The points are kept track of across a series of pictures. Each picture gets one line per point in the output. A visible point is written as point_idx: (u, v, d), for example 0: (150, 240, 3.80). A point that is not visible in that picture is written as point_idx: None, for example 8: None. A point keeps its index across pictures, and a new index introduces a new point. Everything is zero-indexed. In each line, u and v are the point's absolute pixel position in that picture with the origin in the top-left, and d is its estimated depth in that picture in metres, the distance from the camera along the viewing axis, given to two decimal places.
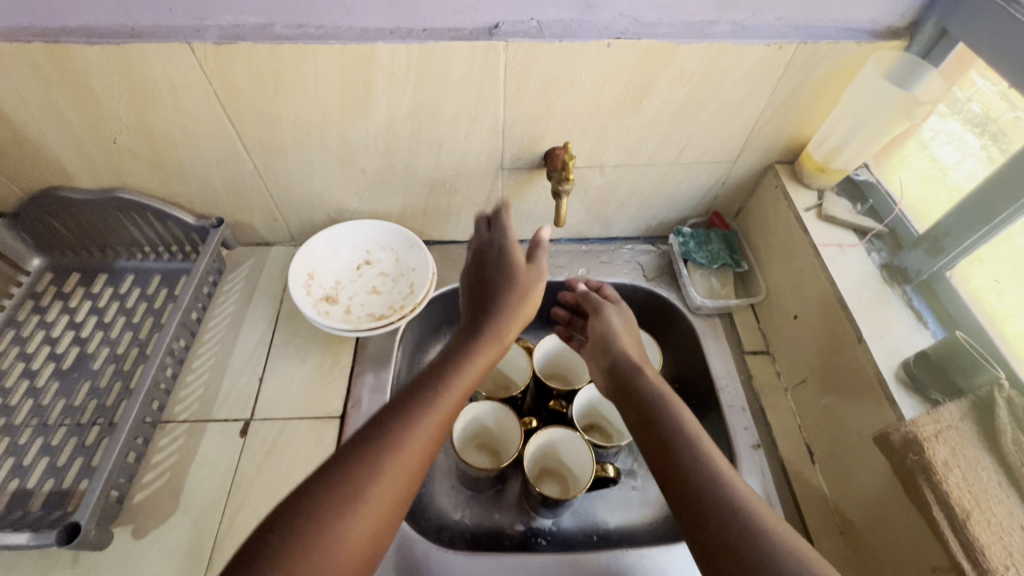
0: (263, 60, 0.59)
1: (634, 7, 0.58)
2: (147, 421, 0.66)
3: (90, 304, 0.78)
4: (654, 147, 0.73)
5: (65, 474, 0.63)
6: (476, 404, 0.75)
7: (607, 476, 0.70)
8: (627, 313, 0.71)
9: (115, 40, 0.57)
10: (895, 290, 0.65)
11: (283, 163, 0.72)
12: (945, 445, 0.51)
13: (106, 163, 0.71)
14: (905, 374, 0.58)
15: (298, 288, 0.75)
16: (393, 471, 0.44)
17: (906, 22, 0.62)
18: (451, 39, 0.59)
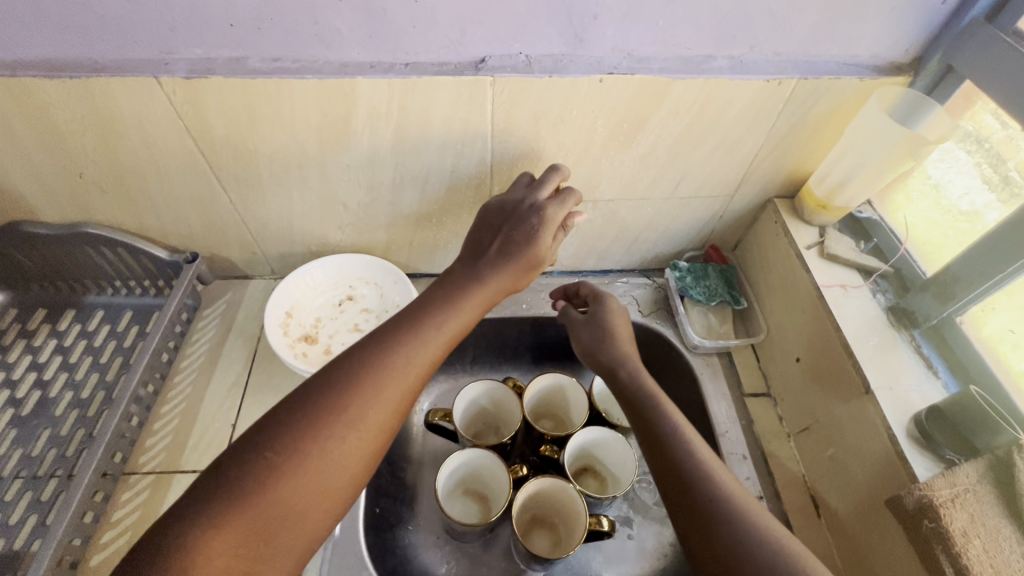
0: (236, 94, 0.56)
1: (627, 42, 0.56)
2: (108, 475, 0.61)
3: (55, 342, 0.74)
4: (649, 182, 0.70)
5: (16, 534, 0.58)
6: (461, 451, 0.71)
7: (601, 530, 0.65)
8: (610, 313, 0.66)
9: (77, 74, 0.53)
10: (903, 335, 0.62)
11: (260, 197, 0.68)
12: (963, 512, 0.47)
13: (72, 197, 0.67)
14: (917, 430, 0.54)
15: (276, 328, 0.72)
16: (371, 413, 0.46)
17: (910, 58, 0.60)
18: (435, 73, 0.56)
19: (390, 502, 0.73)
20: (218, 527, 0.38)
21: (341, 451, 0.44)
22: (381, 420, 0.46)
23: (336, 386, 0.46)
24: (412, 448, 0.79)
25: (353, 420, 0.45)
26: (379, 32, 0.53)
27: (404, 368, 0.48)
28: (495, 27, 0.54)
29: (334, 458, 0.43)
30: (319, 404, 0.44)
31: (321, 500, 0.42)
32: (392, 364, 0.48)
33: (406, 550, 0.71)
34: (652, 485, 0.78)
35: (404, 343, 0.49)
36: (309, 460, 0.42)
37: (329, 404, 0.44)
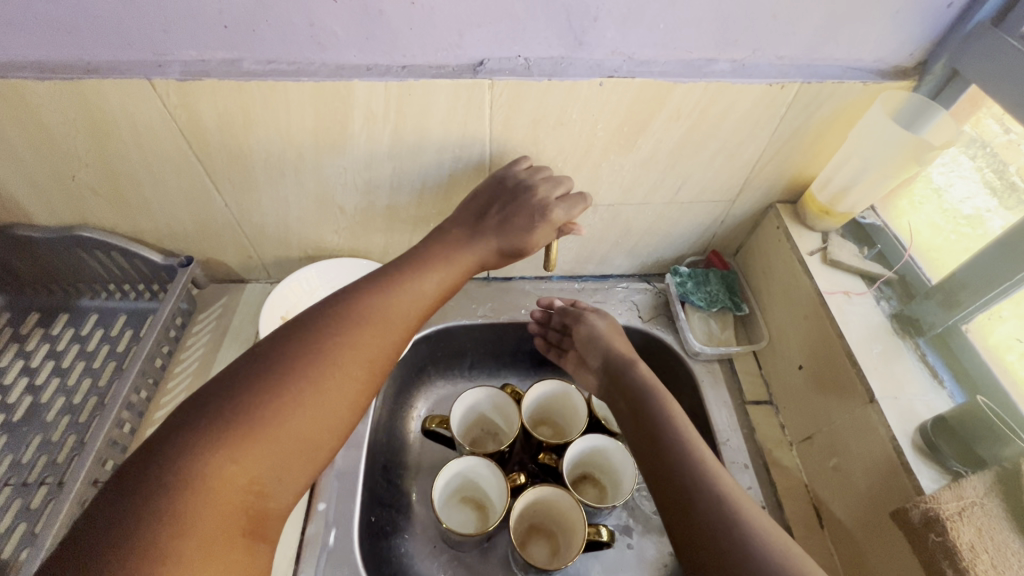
0: (230, 97, 0.55)
1: (627, 44, 0.55)
2: (99, 482, 0.60)
3: (48, 347, 0.73)
4: (649, 187, 0.69)
5: (4, 543, 0.57)
6: (459, 459, 0.70)
7: (600, 540, 0.64)
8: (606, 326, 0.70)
9: (69, 76, 0.53)
10: (908, 343, 0.61)
11: (255, 201, 0.67)
12: (970, 525, 0.46)
13: (65, 200, 0.66)
14: (923, 439, 0.53)
15: (271, 333, 0.71)
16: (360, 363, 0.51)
17: (915, 61, 0.59)
18: (432, 76, 0.55)
19: (386, 510, 0.72)
20: (226, 457, 0.42)
21: (327, 393, 0.48)
22: (367, 368, 0.52)
23: (320, 335, 0.50)
24: (408, 455, 0.78)
25: (339, 365, 0.49)
26: (375, 35, 0.52)
27: (382, 321, 0.53)
28: (493, 29, 0.53)
29: (324, 397, 0.48)
30: (305, 352, 0.49)
31: (313, 436, 0.47)
32: (371, 318, 0.53)
33: (402, 560, 0.70)
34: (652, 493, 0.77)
35: (378, 299, 0.54)
36: (303, 399, 0.46)
37: (315, 350, 0.49)
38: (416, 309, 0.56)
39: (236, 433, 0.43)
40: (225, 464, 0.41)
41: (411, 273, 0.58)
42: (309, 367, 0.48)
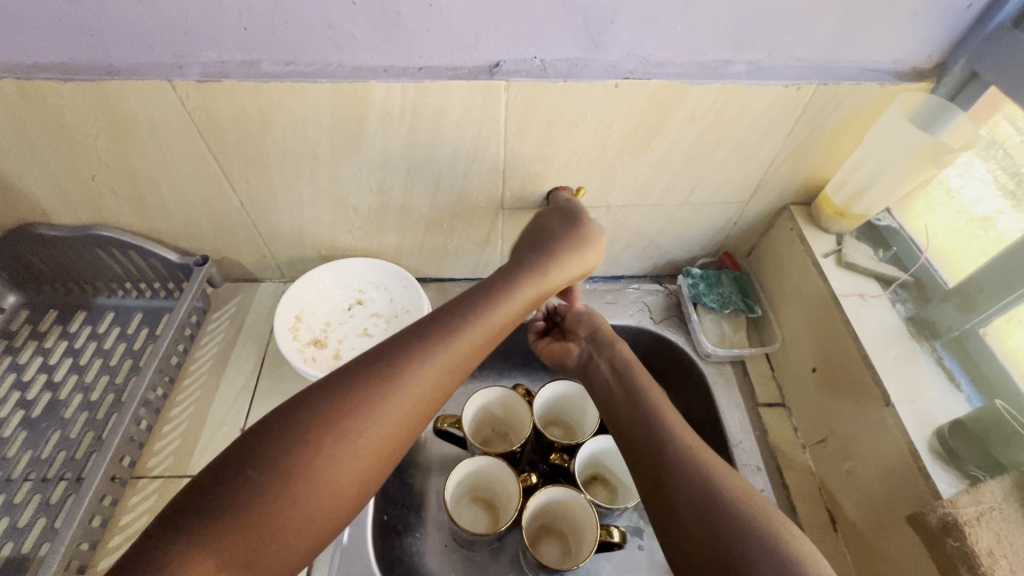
0: (248, 99, 0.56)
1: (643, 46, 0.55)
2: (117, 478, 0.61)
3: (65, 344, 0.74)
4: (662, 188, 0.69)
5: (24, 538, 0.58)
6: (471, 459, 0.70)
7: (611, 541, 0.64)
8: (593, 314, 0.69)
9: (92, 77, 0.53)
10: (924, 347, 0.61)
11: (271, 201, 0.68)
12: (989, 530, 0.46)
13: (84, 200, 0.67)
14: (940, 444, 0.53)
15: (285, 331, 0.72)
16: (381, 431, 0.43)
17: (932, 63, 0.58)
18: (448, 78, 0.55)
19: (398, 509, 0.72)
20: (205, 548, 0.36)
21: (327, 475, 0.40)
22: (372, 447, 0.42)
23: (336, 402, 0.42)
24: (420, 454, 0.78)
25: (344, 443, 0.41)
26: (392, 36, 0.53)
27: (408, 390, 0.44)
28: (510, 31, 0.53)
29: (318, 484, 0.40)
30: (313, 422, 0.41)
31: (301, 529, 0.39)
32: (398, 385, 0.44)
33: (414, 558, 0.70)
34: None
35: (413, 360, 0.45)
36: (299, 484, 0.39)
37: (325, 423, 0.41)
38: (453, 369, 0.47)
39: (221, 522, 0.37)
40: (202, 561, 0.36)
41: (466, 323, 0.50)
42: (309, 445, 0.40)
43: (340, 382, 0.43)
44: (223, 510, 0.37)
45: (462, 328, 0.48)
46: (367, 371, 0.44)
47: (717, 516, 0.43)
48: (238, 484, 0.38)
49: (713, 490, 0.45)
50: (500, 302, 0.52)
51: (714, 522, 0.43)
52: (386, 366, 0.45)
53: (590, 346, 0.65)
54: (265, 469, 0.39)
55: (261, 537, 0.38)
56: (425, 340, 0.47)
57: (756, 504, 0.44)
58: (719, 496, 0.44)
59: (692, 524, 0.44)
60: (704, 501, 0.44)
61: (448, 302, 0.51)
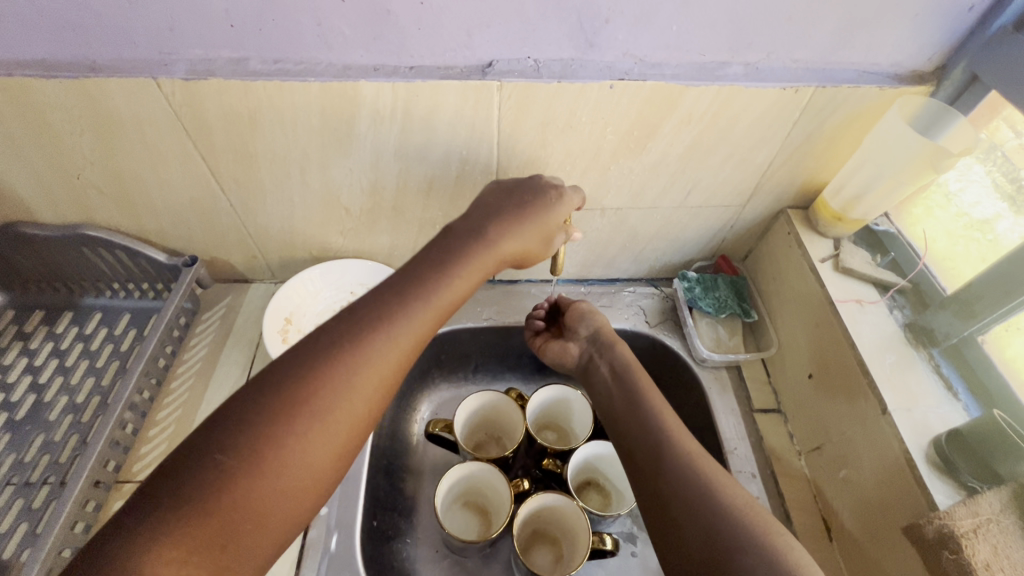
0: (235, 97, 0.54)
1: (639, 46, 0.54)
2: (101, 483, 0.60)
3: (52, 345, 0.73)
4: (658, 191, 0.68)
5: (5, 543, 0.57)
6: (463, 463, 0.69)
7: (604, 549, 0.64)
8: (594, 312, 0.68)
9: (75, 74, 0.52)
10: (922, 354, 0.60)
11: (260, 202, 0.67)
12: (986, 543, 0.45)
13: (70, 199, 0.66)
14: (936, 454, 0.52)
15: (275, 334, 0.71)
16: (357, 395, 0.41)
17: (933, 66, 0.58)
18: (440, 77, 0.54)
19: (389, 514, 0.72)
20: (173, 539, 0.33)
21: (292, 456, 0.38)
22: (337, 423, 0.40)
23: (293, 382, 0.40)
24: (412, 458, 0.77)
25: (307, 423, 0.39)
26: (382, 35, 0.52)
27: (370, 360, 0.42)
28: (503, 30, 0.52)
29: (287, 465, 0.38)
30: (271, 405, 0.38)
31: (273, 512, 0.37)
32: (357, 356, 0.42)
33: (404, 565, 0.69)
34: None
35: (371, 330, 0.43)
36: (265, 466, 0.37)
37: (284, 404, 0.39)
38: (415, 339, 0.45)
39: (191, 508, 0.34)
40: (169, 552, 0.32)
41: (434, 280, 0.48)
42: (269, 428, 0.38)
43: (295, 363, 0.41)
44: (189, 498, 0.34)
45: (419, 297, 0.46)
46: (321, 348, 0.41)
47: (713, 523, 0.42)
48: (202, 469, 0.35)
49: (712, 496, 0.44)
50: (461, 271, 0.50)
51: (709, 528, 0.42)
52: (340, 341, 0.42)
53: (592, 347, 0.65)
54: (229, 452, 0.36)
55: (236, 518, 0.35)
56: (379, 312, 0.44)
57: (755, 513, 0.43)
58: (717, 503, 0.44)
59: (686, 529, 0.43)
60: (700, 508, 0.44)
61: (402, 273, 0.48)
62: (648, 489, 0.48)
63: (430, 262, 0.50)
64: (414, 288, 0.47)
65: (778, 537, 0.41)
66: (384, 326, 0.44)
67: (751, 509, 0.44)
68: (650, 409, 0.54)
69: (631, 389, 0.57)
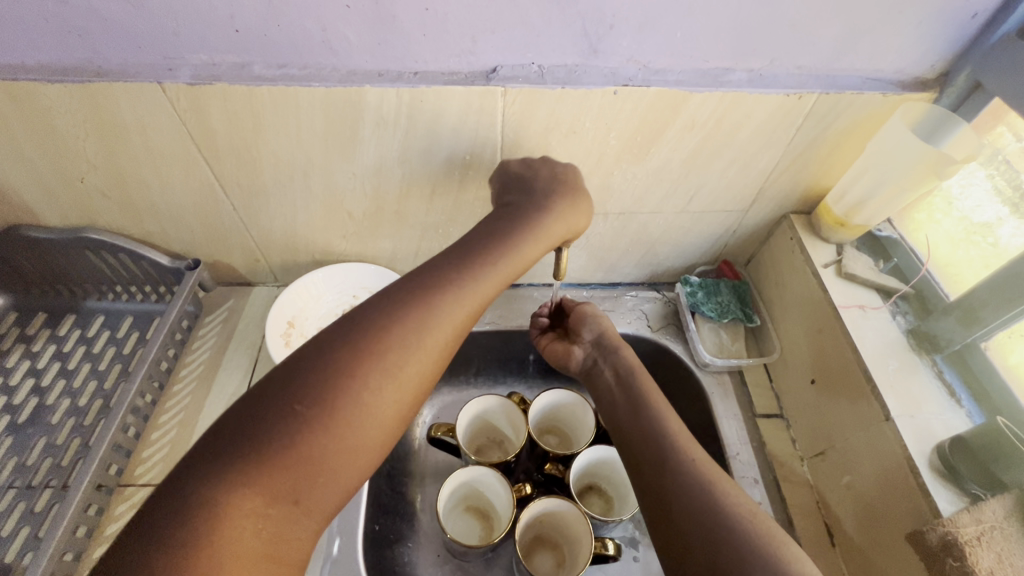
0: (240, 102, 0.55)
1: (643, 53, 0.54)
2: (103, 487, 0.60)
3: (54, 348, 0.73)
4: (661, 196, 0.68)
5: (7, 547, 0.57)
6: (466, 468, 0.69)
7: (606, 554, 0.63)
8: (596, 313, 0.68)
9: (80, 79, 0.52)
10: (924, 360, 0.60)
11: (264, 206, 0.67)
12: (990, 551, 0.45)
13: (74, 203, 0.66)
14: (940, 461, 0.52)
15: (277, 337, 0.71)
16: (418, 362, 0.45)
17: (935, 73, 0.58)
18: (444, 83, 0.54)
19: (390, 519, 0.72)
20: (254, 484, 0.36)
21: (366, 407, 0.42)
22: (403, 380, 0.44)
23: (364, 342, 0.43)
24: (413, 462, 0.77)
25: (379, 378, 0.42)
26: (387, 40, 0.52)
27: (434, 329, 0.46)
28: (507, 36, 0.52)
29: (359, 413, 0.41)
30: (344, 359, 0.42)
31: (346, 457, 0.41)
32: (420, 326, 0.46)
33: (405, 569, 0.69)
34: None
35: (433, 301, 0.47)
36: (342, 418, 0.40)
37: (359, 356, 0.42)
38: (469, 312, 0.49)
39: (273, 459, 0.37)
40: (253, 496, 0.36)
41: (484, 261, 0.51)
42: (347, 379, 0.41)
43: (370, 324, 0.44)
44: (273, 445, 0.38)
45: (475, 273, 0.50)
46: (391, 313, 0.45)
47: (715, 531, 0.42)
48: (282, 420, 0.38)
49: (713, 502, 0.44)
50: (506, 253, 0.53)
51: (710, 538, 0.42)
52: (408, 308, 0.46)
53: (596, 351, 0.65)
54: (308, 404, 0.39)
55: (312, 469, 0.39)
56: (441, 286, 0.48)
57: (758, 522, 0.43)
58: (718, 512, 0.44)
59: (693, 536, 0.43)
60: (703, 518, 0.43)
61: (454, 251, 0.52)
62: (655, 497, 0.48)
63: (479, 243, 0.53)
64: (468, 265, 0.50)
65: (782, 545, 0.41)
66: (445, 299, 0.48)
67: (754, 519, 0.43)
68: (653, 417, 0.53)
69: (634, 396, 0.57)
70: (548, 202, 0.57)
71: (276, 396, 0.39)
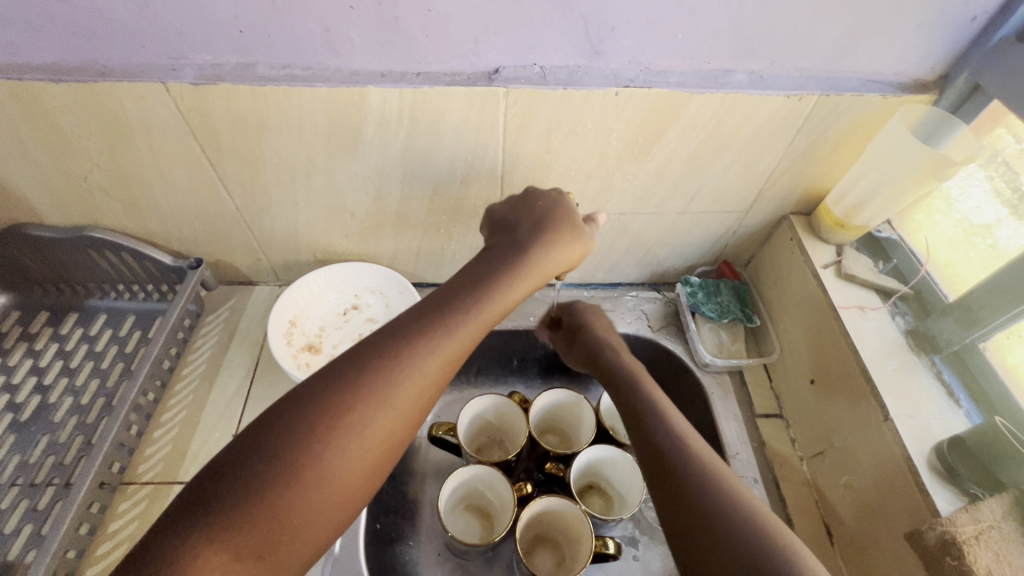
0: (243, 102, 0.55)
1: (644, 54, 0.54)
2: (106, 485, 0.60)
3: (56, 347, 0.73)
4: (661, 197, 0.68)
5: (9, 545, 0.57)
6: (467, 467, 0.69)
7: (607, 553, 0.64)
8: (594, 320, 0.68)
9: (84, 78, 0.53)
10: (923, 360, 0.61)
11: (266, 205, 0.67)
12: (988, 550, 0.46)
13: (77, 202, 0.66)
14: (939, 460, 0.52)
15: (280, 336, 0.71)
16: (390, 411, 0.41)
17: (935, 75, 0.58)
18: (447, 83, 0.55)
19: (391, 517, 0.72)
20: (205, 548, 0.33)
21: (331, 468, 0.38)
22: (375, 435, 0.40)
23: (331, 393, 0.40)
24: (414, 461, 0.78)
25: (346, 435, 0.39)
26: (390, 41, 0.52)
27: (411, 377, 0.42)
28: (509, 37, 0.52)
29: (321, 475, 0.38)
30: (308, 412, 0.39)
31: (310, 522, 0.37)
32: (394, 372, 0.42)
33: (406, 568, 0.69)
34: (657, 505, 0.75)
35: (410, 345, 0.43)
36: (306, 478, 0.37)
37: (324, 416, 0.39)
38: (453, 360, 0.45)
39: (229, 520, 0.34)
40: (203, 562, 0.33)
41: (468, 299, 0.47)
42: (308, 442, 0.38)
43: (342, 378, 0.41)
44: (227, 506, 0.35)
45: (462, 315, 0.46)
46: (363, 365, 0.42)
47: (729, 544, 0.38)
48: (240, 479, 0.36)
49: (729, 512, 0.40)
50: (493, 286, 0.49)
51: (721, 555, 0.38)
52: (384, 357, 0.42)
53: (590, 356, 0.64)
54: (267, 461, 0.37)
55: (269, 533, 0.35)
56: (422, 332, 0.44)
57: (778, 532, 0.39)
58: (734, 517, 0.40)
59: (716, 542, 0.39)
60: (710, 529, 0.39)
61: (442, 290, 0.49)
62: (663, 509, 0.43)
63: (467, 280, 0.49)
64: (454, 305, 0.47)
65: (806, 563, 0.37)
66: (426, 346, 0.44)
67: (770, 523, 0.40)
68: (663, 420, 0.50)
69: (640, 396, 0.54)
70: (540, 233, 0.54)
71: (240, 457, 0.37)
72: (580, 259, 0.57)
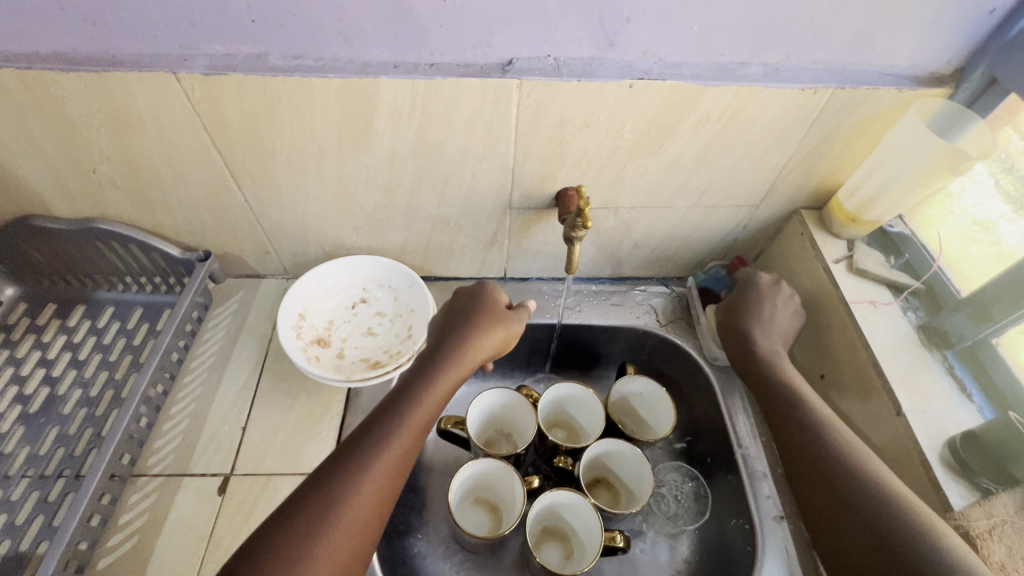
0: (255, 93, 0.54)
1: (659, 46, 0.54)
2: (116, 476, 0.60)
3: (64, 338, 0.73)
4: (673, 190, 0.68)
5: (21, 536, 0.57)
6: (475, 460, 0.69)
7: (616, 546, 0.64)
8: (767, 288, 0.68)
9: (96, 68, 0.52)
10: (935, 355, 0.60)
11: (276, 197, 0.67)
12: (1001, 544, 0.46)
13: (86, 193, 0.66)
14: (951, 454, 0.52)
15: (289, 329, 0.70)
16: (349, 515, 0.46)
17: (951, 68, 0.57)
18: (460, 75, 0.54)
19: (399, 510, 0.72)
20: None
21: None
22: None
23: (297, 512, 0.46)
24: (423, 453, 0.78)
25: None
26: (404, 32, 0.52)
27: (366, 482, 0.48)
28: (524, 29, 0.52)
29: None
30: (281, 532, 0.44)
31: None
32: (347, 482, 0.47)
33: (415, 559, 0.70)
34: (666, 497, 0.74)
35: (359, 456, 0.49)
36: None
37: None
38: (382, 494, 0.49)
39: None
40: None
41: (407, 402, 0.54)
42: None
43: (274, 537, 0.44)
44: None
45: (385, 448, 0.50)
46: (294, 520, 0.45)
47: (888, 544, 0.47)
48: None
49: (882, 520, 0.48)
50: (430, 387, 0.55)
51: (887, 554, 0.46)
52: (315, 502, 0.46)
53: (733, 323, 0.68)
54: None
55: None
56: (361, 451, 0.50)
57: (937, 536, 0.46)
58: (892, 514, 0.48)
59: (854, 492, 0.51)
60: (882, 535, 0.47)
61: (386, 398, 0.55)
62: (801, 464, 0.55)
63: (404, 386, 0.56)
64: (375, 436, 0.51)
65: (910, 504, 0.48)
66: (355, 483, 0.47)
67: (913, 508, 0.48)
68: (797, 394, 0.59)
69: (787, 389, 0.60)
70: (468, 330, 0.61)
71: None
72: (509, 342, 0.64)
